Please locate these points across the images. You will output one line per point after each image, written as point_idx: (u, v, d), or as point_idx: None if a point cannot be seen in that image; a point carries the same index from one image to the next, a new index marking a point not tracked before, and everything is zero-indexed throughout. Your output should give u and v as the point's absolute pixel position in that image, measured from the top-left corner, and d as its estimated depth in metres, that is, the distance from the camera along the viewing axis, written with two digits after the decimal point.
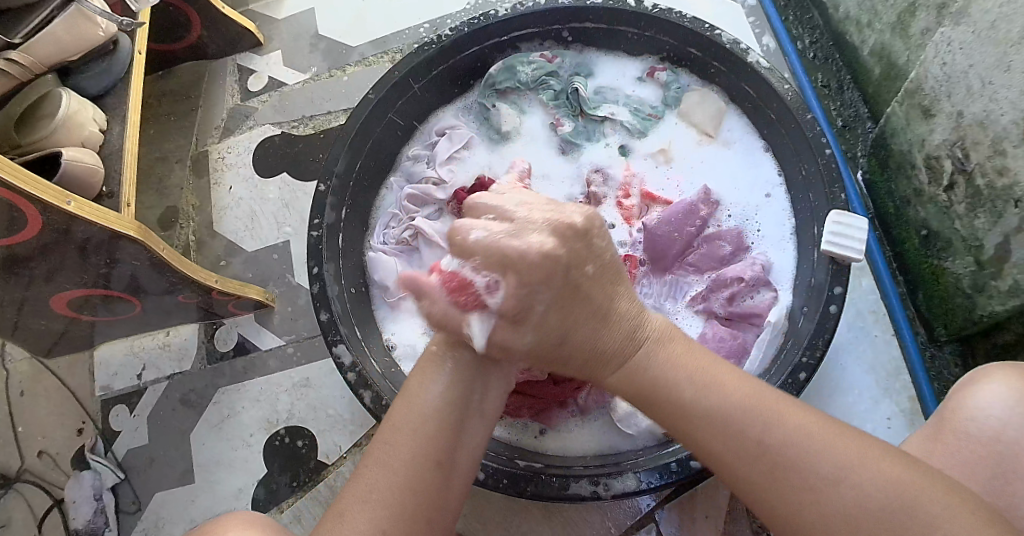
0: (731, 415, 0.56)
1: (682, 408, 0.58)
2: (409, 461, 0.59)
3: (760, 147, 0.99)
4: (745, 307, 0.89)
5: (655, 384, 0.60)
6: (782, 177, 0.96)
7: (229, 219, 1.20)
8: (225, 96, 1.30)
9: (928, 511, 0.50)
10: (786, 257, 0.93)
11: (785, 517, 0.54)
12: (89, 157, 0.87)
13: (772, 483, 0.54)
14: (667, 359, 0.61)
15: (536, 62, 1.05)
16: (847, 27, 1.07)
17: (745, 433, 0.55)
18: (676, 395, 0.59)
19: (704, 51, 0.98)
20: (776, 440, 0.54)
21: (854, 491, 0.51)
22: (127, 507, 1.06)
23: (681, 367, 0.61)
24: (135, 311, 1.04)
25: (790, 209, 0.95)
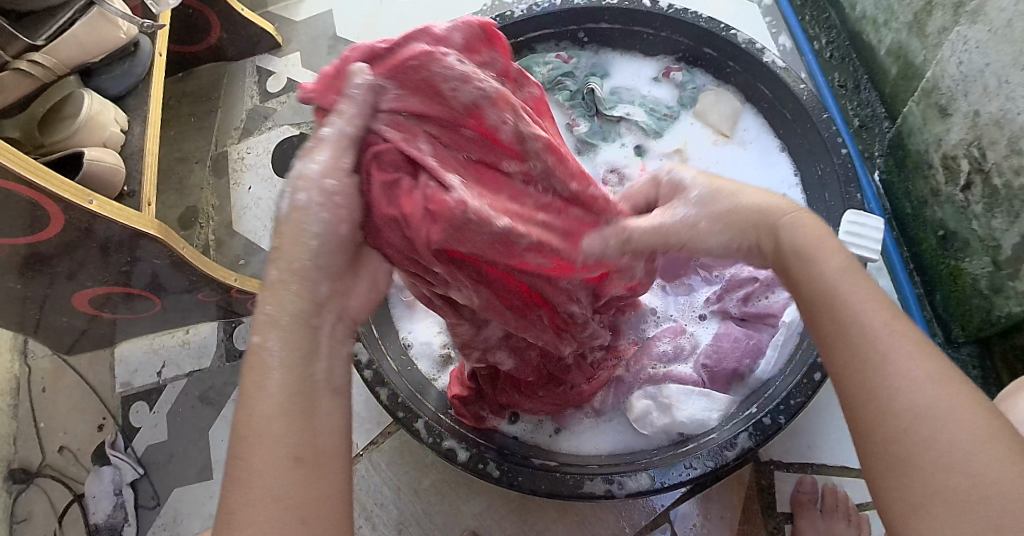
0: (861, 304, 0.53)
1: (823, 277, 0.55)
2: (266, 468, 0.50)
3: (775, 146, 0.98)
4: (759, 307, 0.89)
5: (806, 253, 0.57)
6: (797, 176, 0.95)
7: (247, 218, 1.22)
8: (245, 97, 1.31)
9: (1003, 448, 0.45)
10: None
11: (867, 409, 0.49)
12: (111, 157, 0.88)
13: (868, 375, 0.50)
14: (815, 233, 0.59)
15: (551, 63, 1.06)
16: (864, 27, 1.06)
17: (875, 317, 0.52)
18: (814, 265, 0.56)
19: (719, 51, 0.99)
20: (890, 334, 0.51)
21: (940, 405, 0.47)
22: (146, 502, 1.08)
23: (826, 244, 0.58)
24: (155, 309, 1.06)
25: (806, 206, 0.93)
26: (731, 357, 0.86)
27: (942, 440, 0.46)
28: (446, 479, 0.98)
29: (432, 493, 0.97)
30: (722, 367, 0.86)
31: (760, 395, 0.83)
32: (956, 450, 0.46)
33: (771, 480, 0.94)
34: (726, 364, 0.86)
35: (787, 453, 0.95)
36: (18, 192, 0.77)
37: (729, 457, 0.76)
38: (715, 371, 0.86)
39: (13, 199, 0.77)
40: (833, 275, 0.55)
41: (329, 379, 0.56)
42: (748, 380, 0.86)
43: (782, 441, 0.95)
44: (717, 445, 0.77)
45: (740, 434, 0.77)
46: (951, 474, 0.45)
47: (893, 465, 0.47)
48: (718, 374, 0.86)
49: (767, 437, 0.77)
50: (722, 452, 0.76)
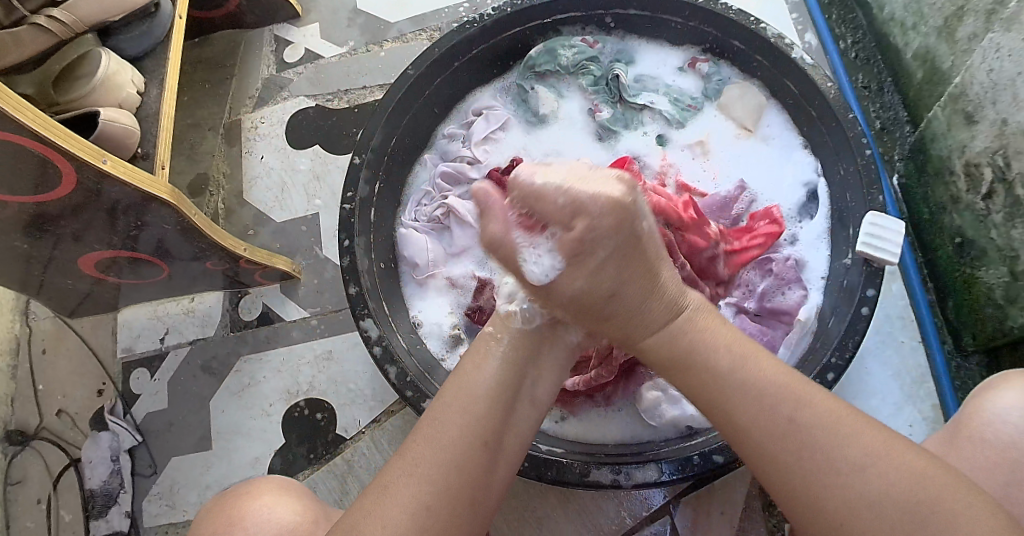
0: (763, 402, 0.58)
1: (714, 379, 0.60)
2: (452, 441, 0.59)
3: (797, 144, 0.99)
4: (775, 303, 0.90)
5: (696, 353, 0.62)
6: (819, 175, 0.96)
7: (259, 189, 1.21)
8: (261, 66, 1.30)
9: (947, 507, 0.52)
10: (821, 257, 0.93)
11: (803, 498, 0.56)
12: (125, 117, 0.85)
13: (795, 467, 0.56)
14: (689, 335, 0.63)
15: (577, 46, 1.08)
16: (891, 29, 1.06)
17: (781, 410, 0.57)
18: (702, 367, 0.61)
19: (748, 44, 0.98)
20: (804, 421, 0.57)
21: (873, 482, 0.54)
22: (142, 470, 1.08)
23: (700, 336, 0.63)
24: (161, 276, 1.05)
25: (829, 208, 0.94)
26: None
27: (880, 515, 0.53)
28: None
29: None
30: None
31: None
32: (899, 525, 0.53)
33: None
34: None
35: None
36: (29, 147, 0.75)
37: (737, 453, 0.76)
38: None
39: (23, 153, 0.76)
40: (723, 376, 0.60)
41: (533, 388, 0.66)
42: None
43: None
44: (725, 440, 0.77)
45: None
46: None
47: None
48: None
49: None
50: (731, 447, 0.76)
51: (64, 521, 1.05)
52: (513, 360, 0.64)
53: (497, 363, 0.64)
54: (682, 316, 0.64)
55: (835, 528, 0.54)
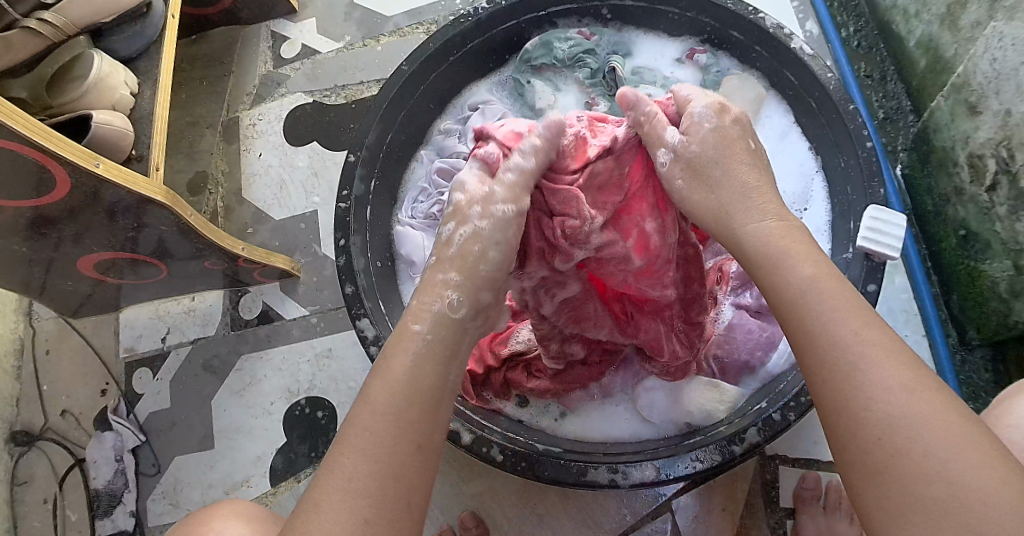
0: (833, 317, 0.56)
1: (792, 287, 0.59)
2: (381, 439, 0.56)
3: (795, 130, 0.98)
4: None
5: (779, 259, 0.61)
6: (820, 167, 0.95)
7: (258, 187, 1.20)
8: (258, 63, 1.29)
9: (982, 450, 0.49)
10: (821, 251, 0.92)
11: (841, 419, 0.53)
12: (119, 120, 0.85)
13: (843, 382, 0.54)
14: (774, 244, 0.62)
15: (573, 38, 1.07)
16: (894, 16, 1.03)
17: (847, 328, 0.55)
18: (785, 275, 0.60)
19: (747, 34, 0.96)
20: (858, 343, 0.54)
21: (913, 411, 0.51)
22: (147, 469, 1.08)
23: (786, 250, 0.62)
24: (161, 275, 1.05)
25: (829, 200, 0.93)
26: (740, 349, 0.87)
27: (914, 444, 0.50)
28: (449, 459, 0.97)
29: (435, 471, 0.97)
30: (733, 358, 0.87)
31: (769, 389, 0.81)
32: (934, 457, 0.49)
33: (776, 475, 0.93)
34: (736, 355, 0.87)
35: (793, 448, 0.94)
36: (25, 154, 0.75)
37: (736, 453, 0.75)
38: (726, 363, 0.87)
39: (18, 159, 0.76)
40: (801, 288, 0.59)
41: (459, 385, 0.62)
42: (759, 373, 0.86)
43: (790, 435, 0.94)
44: (723, 439, 0.76)
45: (749, 429, 0.76)
46: (930, 478, 0.49)
47: (878, 472, 0.50)
48: (729, 365, 0.87)
49: (776, 434, 0.75)
50: (728, 446, 0.75)
51: (71, 520, 1.06)
52: (435, 360, 0.61)
53: (415, 356, 0.60)
54: (762, 226, 0.64)
55: (868, 447, 0.51)
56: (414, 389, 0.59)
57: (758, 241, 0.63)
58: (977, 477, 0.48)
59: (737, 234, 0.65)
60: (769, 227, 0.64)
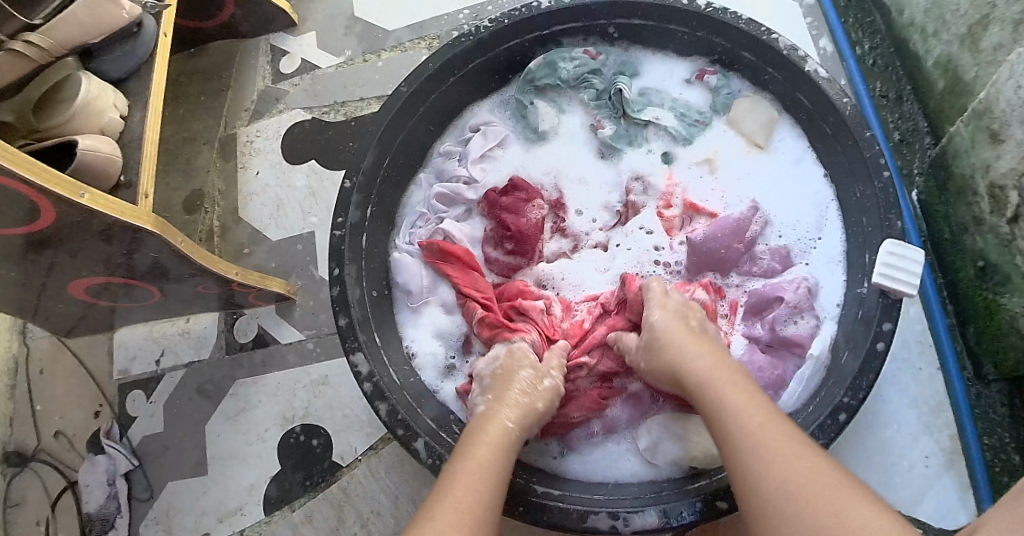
0: (738, 408, 0.65)
1: (709, 392, 0.68)
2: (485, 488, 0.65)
3: (808, 155, 0.95)
4: (786, 334, 0.86)
5: (709, 379, 0.70)
6: (835, 196, 0.92)
7: (254, 206, 1.19)
8: (257, 77, 1.27)
9: (860, 507, 0.54)
10: (835, 283, 0.89)
11: (746, 493, 0.60)
12: (106, 145, 0.82)
13: (743, 459, 0.62)
14: (696, 361, 0.72)
15: (578, 58, 1.03)
16: (912, 34, 0.99)
17: (747, 419, 0.64)
18: (704, 386, 0.69)
19: (759, 55, 0.94)
20: (755, 426, 0.63)
21: (797, 478, 0.58)
22: (140, 494, 1.06)
23: (709, 367, 0.71)
24: (155, 298, 1.03)
25: (845, 231, 0.90)
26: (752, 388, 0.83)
27: (801, 506, 0.56)
28: None
29: None
30: None
31: None
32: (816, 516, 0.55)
33: None
34: None
35: None
36: (11, 186, 0.73)
37: None
38: None
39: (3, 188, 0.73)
40: (716, 396, 0.68)
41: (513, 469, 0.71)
42: None
43: None
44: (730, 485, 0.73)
45: None
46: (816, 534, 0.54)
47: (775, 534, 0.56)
48: None
49: None
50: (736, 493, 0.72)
51: None
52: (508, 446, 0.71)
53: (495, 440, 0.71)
54: (687, 347, 0.74)
55: (767, 514, 0.58)
56: (501, 456, 0.70)
57: (692, 363, 0.72)
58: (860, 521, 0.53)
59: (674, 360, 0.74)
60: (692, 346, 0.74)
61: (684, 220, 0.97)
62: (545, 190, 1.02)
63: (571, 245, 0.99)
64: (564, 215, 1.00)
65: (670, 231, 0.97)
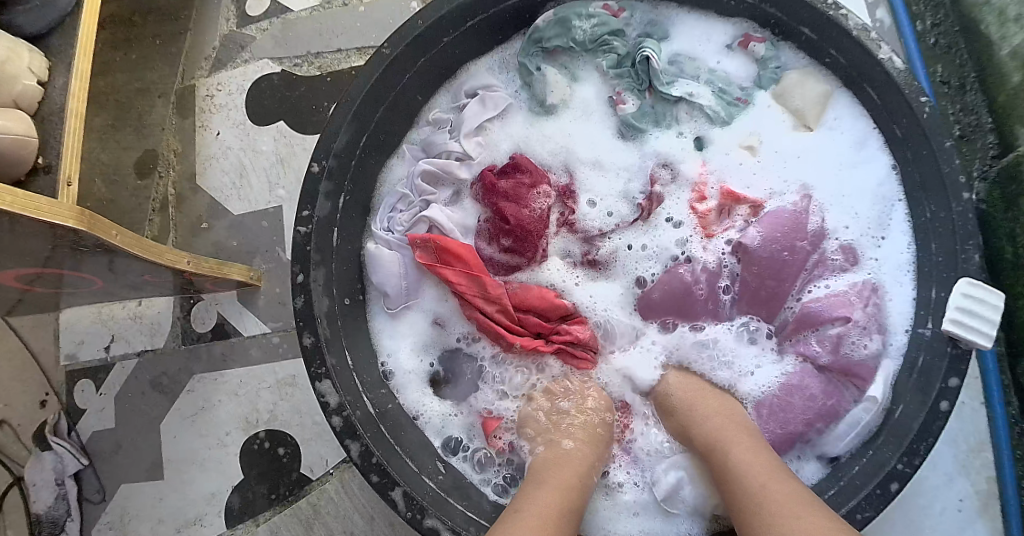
0: (747, 471, 0.64)
1: (720, 456, 0.67)
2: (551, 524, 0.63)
3: (870, 134, 0.80)
4: (850, 359, 0.74)
5: (721, 440, 0.69)
6: (902, 189, 0.77)
7: (214, 173, 1.05)
8: (220, 19, 1.10)
9: None
10: (904, 295, 0.76)
11: None
12: (15, 127, 0.68)
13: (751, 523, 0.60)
14: (707, 420, 0.71)
15: (597, 15, 0.87)
16: (984, 16, 0.84)
17: (754, 483, 0.62)
18: (716, 450, 0.68)
19: (821, 33, 0.79)
20: (762, 490, 0.61)
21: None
22: (91, 496, 0.97)
23: (721, 429, 0.70)
24: (96, 285, 0.90)
25: (912, 232, 0.76)
26: (795, 421, 0.74)
27: None
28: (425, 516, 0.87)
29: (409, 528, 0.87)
30: (787, 430, 0.73)
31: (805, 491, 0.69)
32: None
33: None
34: (792, 427, 0.73)
35: None
36: None
37: None
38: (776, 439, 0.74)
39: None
40: (726, 459, 0.67)
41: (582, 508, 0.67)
42: (815, 445, 0.74)
43: None
44: None
45: None
46: None
47: None
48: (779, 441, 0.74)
49: None
50: None
51: None
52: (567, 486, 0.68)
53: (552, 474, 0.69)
54: (697, 406, 0.73)
55: None
56: (563, 502, 0.66)
57: (708, 426, 0.71)
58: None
59: (686, 418, 0.73)
60: (704, 406, 0.73)
61: (725, 215, 0.83)
62: (553, 173, 0.89)
63: (581, 245, 0.86)
64: (573, 206, 0.86)
65: (706, 229, 0.83)
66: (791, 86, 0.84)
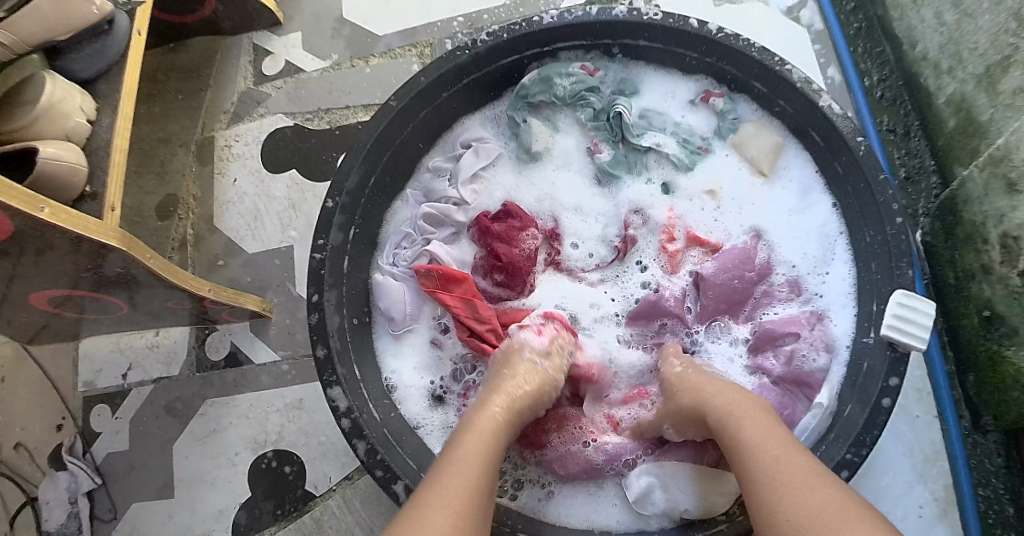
0: (756, 442, 0.63)
1: (731, 427, 0.66)
2: (480, 473, 0.63)
3: (816, 182, 0.92)
4: (800, 371, 0.83)
5: (728, 419, 0.67)
6: (841, 223, 0.89)
7: (231, 215, 1.14)
8: (239, 78, 1.22)
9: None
10: (845, 317, 0.86)
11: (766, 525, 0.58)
12: (72, 155, 0.77)
13: (763, 492, 0.59)
14: (719, 395, 0.71)
15: (575, 74, 0.99)
16: (923, 69, 0.94)
17: (769, 452, 0.62)
18: (728, 421, 0.67)
19: (770, 87, 0.91)
20: (775, 463, 0.61)
21: (817, 514, 0.55)
22: (102, 514, 1.02)
23: (735, 402, 0.69)
24: (121, 311, 0.97)
25: (852, 263, 0.87)
26: None
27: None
28: None
29: None
30: None
31: None
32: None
33: None
34: None
35: None
36: None
37: None
38: None
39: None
40: (742, 430, 0.65)
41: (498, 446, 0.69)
42: None
43: None
44: None
45: None
46: None
47: None
48: None
49: None
50: None
51: None
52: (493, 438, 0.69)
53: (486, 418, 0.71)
54: (706, 387, 0.73)
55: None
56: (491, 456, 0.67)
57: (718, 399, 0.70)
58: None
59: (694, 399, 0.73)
60: (713, 385, 0.73)
61: (687, 255, 0.94)
62: (540, 218, 0.98)
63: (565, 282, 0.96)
64: (559, 247, 0.96)
65: (671, 267, 0.93)
66: (744, 136, 0.96)
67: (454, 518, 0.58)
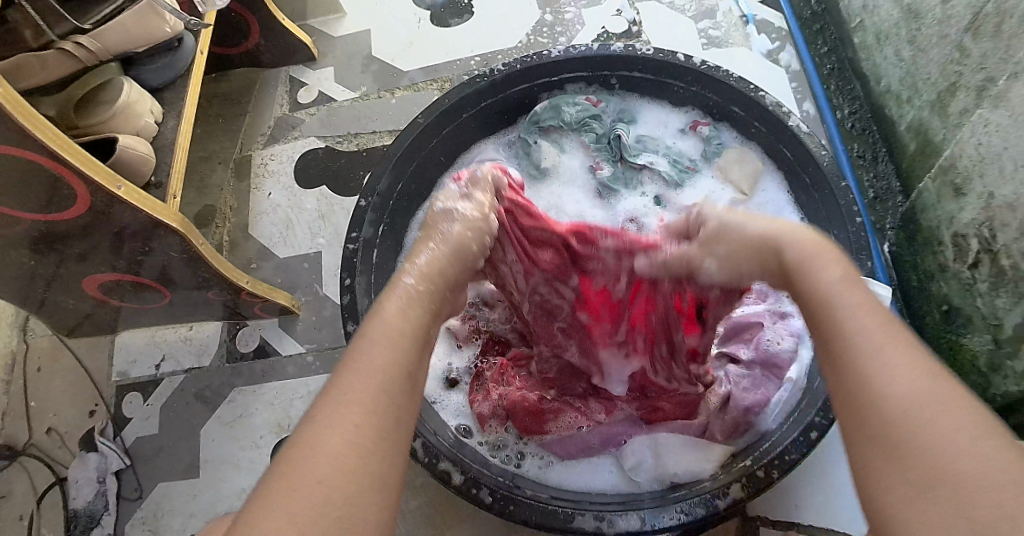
0: (853, 311, 0.58)
1: (820, 290, 0.61)
2: (380, 371, 0.59)
3: (788, 204, 1.04)
4: (769, 353, 0.91)
5: (808, 262, 0.63)
6: None
7: (264, 224, 1.25)
8: (275, 105, 1.35)
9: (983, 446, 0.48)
10: None
11: (859, 404, 0.53)
12: (144, 146, 0.89)
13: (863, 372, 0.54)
14: (809, 249, 0.64)
15: (580, 104, 1.12)
16: (888, 101, 1.08)
17: (870, 327, 0.56)
18: (815, 281, 0.61)
19: (748, 111, 1.03)
20: (880, 341, 0.55)
21: (919, 399, 0.51)
22: (128, 494, 1.07)
23: (821, 258, 0.63)
24: (162, 302, 1.07)
25: None
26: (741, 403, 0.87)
27: (927, 428, 0.50)
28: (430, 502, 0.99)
29: (418, 515, 0.98)
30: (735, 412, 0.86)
31: (754, 449, 0.81)
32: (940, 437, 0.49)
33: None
34: (738, 411, 0.86)
35: (776, 511, 0.92)
36: (43, 164, 0.77)
37: (719, 507, 0.76)
38: (726, 419, 0.87)
39: (15, 161, 0.76)
40: (830, 291, 0.60)
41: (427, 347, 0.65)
42: (752, 432, 0.86)
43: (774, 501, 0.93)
44: (707, 493, 0.77)
45: (733, 484, 0.77)
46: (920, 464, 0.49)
47: (887, 448, 0.51)
48: (728, 421, 0.87)
49: (761, 490, 0.76)
50: (712, 501, 0.76)
51: None
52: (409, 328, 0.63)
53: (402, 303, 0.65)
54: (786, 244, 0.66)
55: (894, 432, 0.51)
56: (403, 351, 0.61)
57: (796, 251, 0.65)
58: (994, 456, 0.47)
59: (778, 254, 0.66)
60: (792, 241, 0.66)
61: None
62: None
63: None
64: None
65: None
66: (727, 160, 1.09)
67: (351, 434, 0.54)
